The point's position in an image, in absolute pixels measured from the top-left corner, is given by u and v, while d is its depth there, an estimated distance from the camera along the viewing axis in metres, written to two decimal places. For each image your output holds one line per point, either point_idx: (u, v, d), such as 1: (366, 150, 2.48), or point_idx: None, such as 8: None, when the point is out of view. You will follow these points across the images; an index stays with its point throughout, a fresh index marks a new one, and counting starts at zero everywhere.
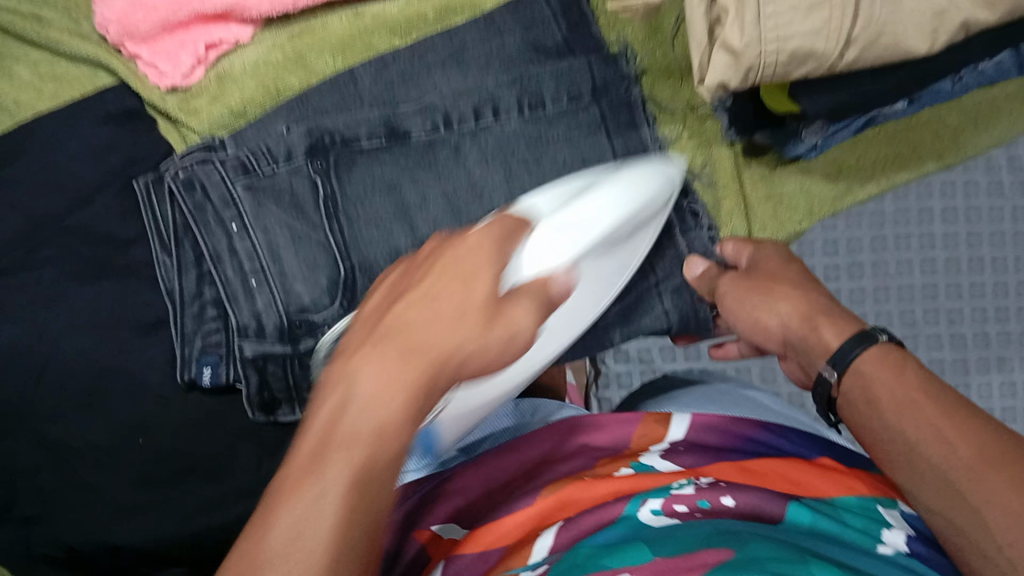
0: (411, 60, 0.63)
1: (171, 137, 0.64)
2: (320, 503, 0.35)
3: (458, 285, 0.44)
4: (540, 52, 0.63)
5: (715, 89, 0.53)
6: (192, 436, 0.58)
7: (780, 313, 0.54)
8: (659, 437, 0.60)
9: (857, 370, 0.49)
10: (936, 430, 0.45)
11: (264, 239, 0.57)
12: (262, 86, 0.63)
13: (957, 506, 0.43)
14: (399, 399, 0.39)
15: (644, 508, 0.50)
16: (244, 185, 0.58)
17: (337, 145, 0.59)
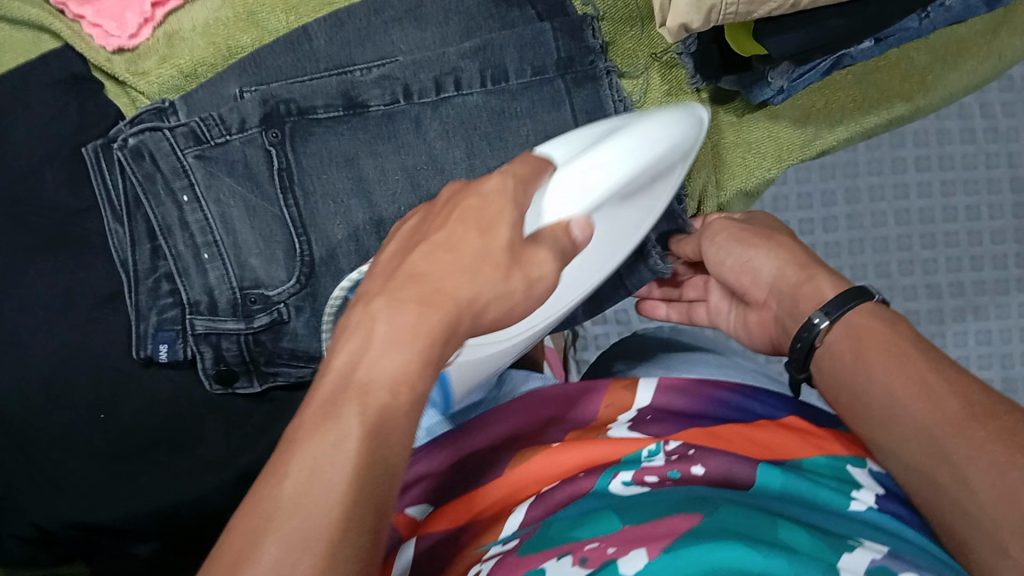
0: (366, 17, 0.60)
1: (121, 101, 0.61)
2: (339, 448, 0.34)
3: (476, 233, 0.40)
4: (500, 4, 0.61)
5: (677, 29, 0.51)
6: (157, 409, 0.57)
7: (766, 263, 0.55)
8: (626, 404, 0.59)
9: (846, 322, 0.50)
10: (919, 384, 0.45)
11: (217, 211, 0.56)
12: (213, 45, 0.60)
13: (937, 461, 0.43)
14: (413, 349, 0.36)
15: (614, 480, 0.50)
16: (195, 155, 0.56)
17: (292, 115, 0.57)
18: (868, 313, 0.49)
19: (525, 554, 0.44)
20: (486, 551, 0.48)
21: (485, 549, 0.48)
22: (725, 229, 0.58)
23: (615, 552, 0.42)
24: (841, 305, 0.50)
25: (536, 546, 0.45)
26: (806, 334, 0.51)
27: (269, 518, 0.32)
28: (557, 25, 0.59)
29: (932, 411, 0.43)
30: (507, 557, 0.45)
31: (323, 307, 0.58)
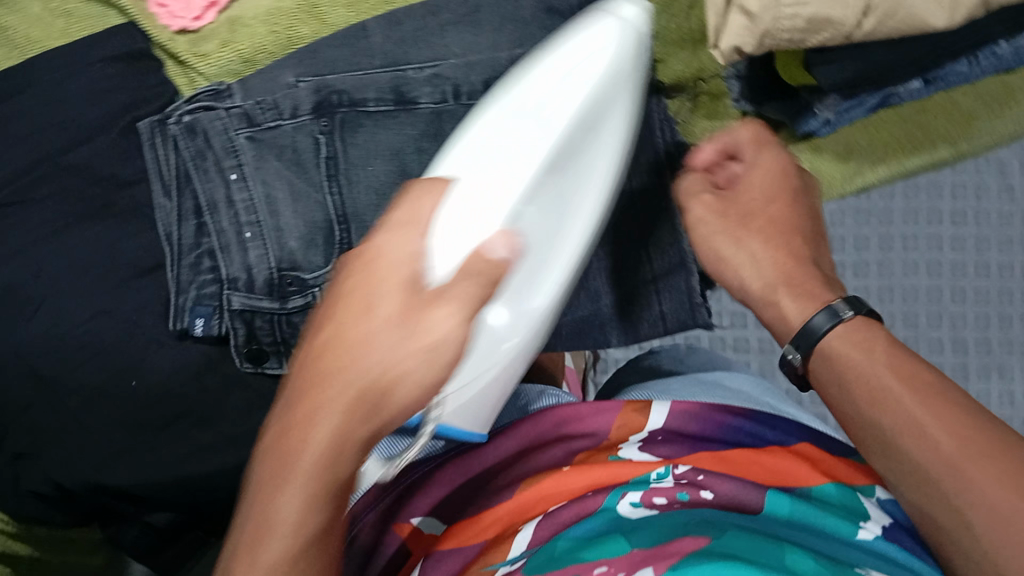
0: (423, 18, 0.60)
1: (180, 80, 0.63)
2: (262, 539, 0.38)
3: (363, 310, 0.39)
4: (555, 16, 0.61)
5: (730, 51, 0.53)
6: (183, 380, 0.58)
7: (750, 263, 0.53)
8: (637, 426, 0.58)
9: (822, 352, 0.48)
10: (935, 416, 0.43)
11: (263, 192, 0.57)
12: (273, 34, 0.61)
13: (951, 485, 0.42)
14: (326, 422, 0.38)
15: (622, 500, 0.50)
16: (246, 136, 0.57)
17: (344, 106, 0.59)
18: (859, 325, 0.48)
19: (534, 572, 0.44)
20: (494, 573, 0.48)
21: (493, 570, 0.48)
22: (716, 222, 0.54)
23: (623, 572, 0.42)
24: (834, 319, 0.48)
25: (545, 566, 0.45)
26: (807, 336, 0.48)
27: (284, 470, 0.38)
28: None
29: (950, 445, 0.43)
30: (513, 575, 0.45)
31: None
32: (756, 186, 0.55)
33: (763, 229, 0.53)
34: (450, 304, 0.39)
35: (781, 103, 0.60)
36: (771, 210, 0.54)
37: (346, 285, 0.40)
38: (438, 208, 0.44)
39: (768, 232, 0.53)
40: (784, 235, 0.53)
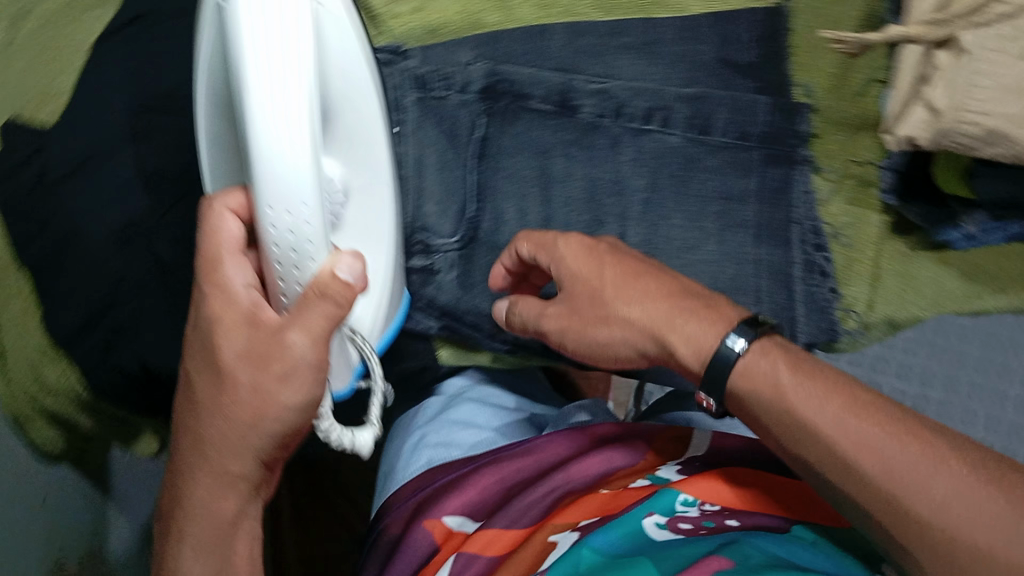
0: (603, 35, 0.62)
1: None
2: (183, 503, 0.50)
3: (233, 334, 0.44)
4: (728, 67, 0.61)
5: (902, 140, 0.54)
6: None
7: (621, 341, 0.50)
8: (672, 454, 0.59)
9: (744, 371, 0.45)
10: (818, 411, 0.42)
11: (415, 153, 0.60)
12: (462, 12, 0.62)
13: (905, 488, 0.39)
14: (215, 422, 0.46)
15: (647, 518, 0.51)
16: (415, 97, 0.61)
17: (509, 95, 0.61)
18: (766, 346, 0.45)
19: None
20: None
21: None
22: (573, 321, 0.52)
23: None
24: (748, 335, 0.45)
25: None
26: (716, 365, 0.45)
27: (196, 456, 0.48)
28: (772, 102, 0.61)
29: (860, 449, 0.41)
30: None
31: (473, 273, 0.62)
32: (611, 275, 0.50)
33: (640, 295, 0.49)
34: (302, 324, 0.42)
35: (925, 206, 0.60)
36: (613, 283, 0.50)
37: (206, 307, 0.44)
38: (242, 212, 0.44)
39: (625, 302, 0.49)
40: (621, 303, 0.49)
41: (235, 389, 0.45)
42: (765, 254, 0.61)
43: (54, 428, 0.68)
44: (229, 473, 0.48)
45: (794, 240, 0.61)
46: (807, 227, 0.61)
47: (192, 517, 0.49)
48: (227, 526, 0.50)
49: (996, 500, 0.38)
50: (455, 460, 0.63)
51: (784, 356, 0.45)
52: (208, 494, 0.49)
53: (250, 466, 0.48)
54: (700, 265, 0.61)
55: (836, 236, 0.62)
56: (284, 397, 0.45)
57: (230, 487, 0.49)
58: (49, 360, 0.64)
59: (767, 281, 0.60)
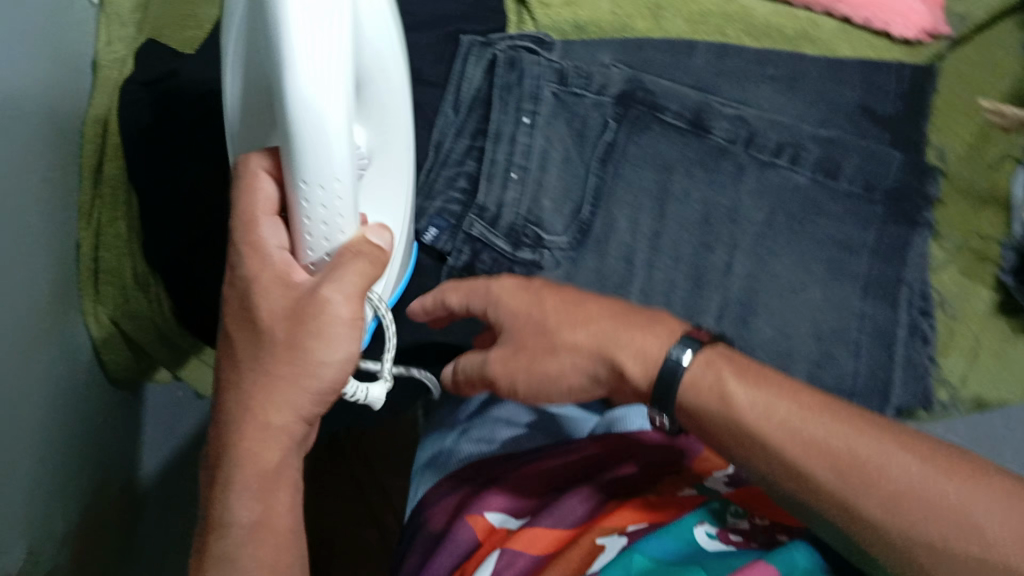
0: (750, 62, 0.62)
1: (511, 16, 0.66)
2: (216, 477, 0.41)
3: (275, 289, 0.40)
4: (868, 117, 0.61)
5: None
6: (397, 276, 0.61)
7: (570, 370, 0.43)
8: (717, 465, 0.56)
9: (691, 384, 0.41)
10: (768, 414, 0.40)
11: (542, 146, 0.59)
12: (614, 15, 0.63)
13: (861, 488, 0.37)
14: (258, 378, 0.39)
15: (698, 528, 0.48)
16: (552, 90, 0.60)
17: (644, 104, 0.61)
18: (713, 358, 0.41)
19: None
20: None
21: None
22: (511, 363, 0.44)
23: None
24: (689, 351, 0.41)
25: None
26: (664, 379, 0.41)
27: (242, 414, 0.40)
28: (905, 158, 0.60)
29: (810, 452, 0.38)
30: None
31: (577, 275, 0.60)
32: (552, 315, 0.44)
33: (584, 319, 0.43)
34: (338, 279, 0.39)
35: None
36: (556, 314, 0.44)
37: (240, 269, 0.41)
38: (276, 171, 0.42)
39: (570, 326, 0.43)
40: (566, 328, 0.43)
41: (273, 344, 0.39)
42: (870, 309, 0.60)
43: (128, 352, 0.71)
44: (273, 424, 0.39)
45: (901, 300, 0.61)
46: (916, 289, 0.61)
47: (239, 466, 0.40)
48: (267, 486, 0.40)
49: (950, 494, 0.36)
50: (494, 458, 0.60)
51: (729, 365, 0.41)
52: (246, 450, 0.39)
53: (294, 420, 0.40)
54: (803, 309, 0.60)
55: (943, 304, 0.62)
56: (322, 354, 0.39)
57: (275, 455, 0.40)
58: (134, 290, 0.67)
59: (868, 338, 0.60)
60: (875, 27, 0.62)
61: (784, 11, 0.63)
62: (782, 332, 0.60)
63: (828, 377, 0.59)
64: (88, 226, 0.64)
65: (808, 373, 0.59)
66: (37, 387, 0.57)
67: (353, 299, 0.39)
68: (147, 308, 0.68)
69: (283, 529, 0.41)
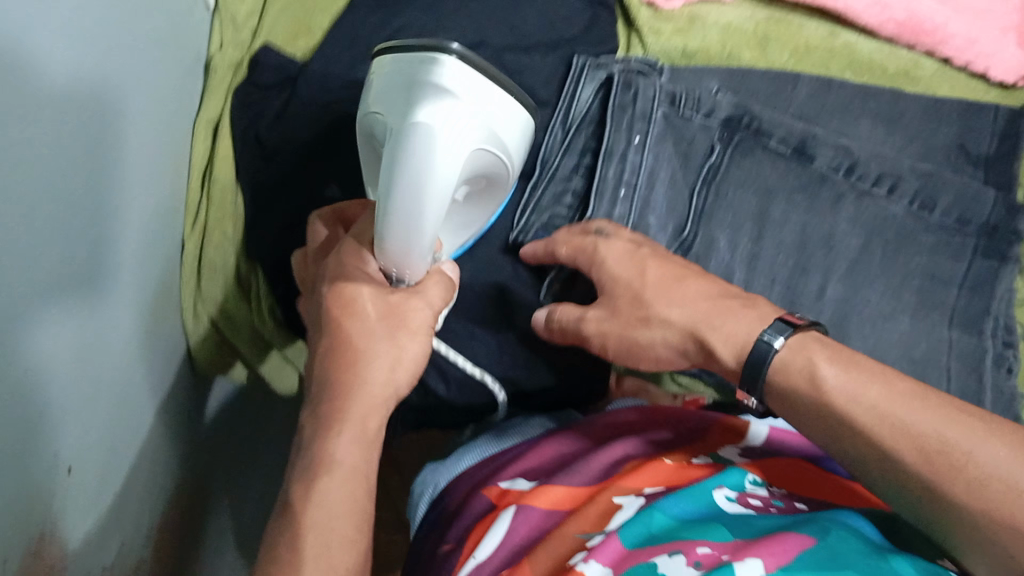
0: (850, 97, 0.65)
1: (619, 41, 0.69)
2: (314, 442, 0.45)
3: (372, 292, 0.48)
4: (962, 155, 0.64)
5: None
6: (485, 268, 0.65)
7: (662, 343, 0.50)
8: (735, 440, 0.58)
9: (782, 366, 0.44)
10: (858, 396, 0.41)
11: (651, 164, 0.62)
12: (722, 45, 0.66)
13: (944, 473, 0.38)
14: (355, 354, 0.46)
15: (718, 491, 0.48)
16: (663, 112, 0.63)
17: (748, 130, 0.63)
18: (804, 341, 0.44)
19: (632, 548, 0.43)
20: (589, 539, 0.46)
21: (588, 538, 0.47)
22: (613, 329, 0.51)
23: (732, 557, 0.39)
24: (782, 331, 0.45)
25: (645, 542, 0.43)
26: (753, 361, 0.45)
27: (341, 380, 0.46)
28: (999, 196, 0.62)
29: (895, 435, 0.40)
30: (609, 541, 0.43)
31: None
32: (652, 274, 0.51)
33: (679, 299, 0.49)
34: (423, 294, 0.49)
35: None
36: (656, 283, 0.51)
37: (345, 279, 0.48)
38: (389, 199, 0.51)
39: (664, 303, 0.50)
40: (661, 303, 0.50)
41: (375, 336, 0.47)
42: (958, 338, 0.62)
43: (217, 348, 0.72)
44: (376, 390, 0.46)
45: (989, 332, 0.63)
46: (1001, 324, 0.63)
47: (337, 422, 0.45)
48: (367, 448, 0.45)
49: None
50: (515, 446, 0.62)
51: (820, 349, 0.44)
52: (346, 410, 0.45)
53: (393, 391, 0.47)
54: (894, 335, 0.62)
55: None
56: (408, 348, 0.48)
57: (363, 419, 0.46)
58: (235, 296, 0.70)
59: (958, 365, 0.62)
60: (974, 69, 0.66)
61: (887, 50, 0.66)
62: (875, 356, 0.62)
63: None
64: (192, 223, 0.66)
65: None
66: (139, 355, 0.60)
67: (433, 308, 0.50)
68: (244, 317, 0.71)
69: (369, 483, 0.46)
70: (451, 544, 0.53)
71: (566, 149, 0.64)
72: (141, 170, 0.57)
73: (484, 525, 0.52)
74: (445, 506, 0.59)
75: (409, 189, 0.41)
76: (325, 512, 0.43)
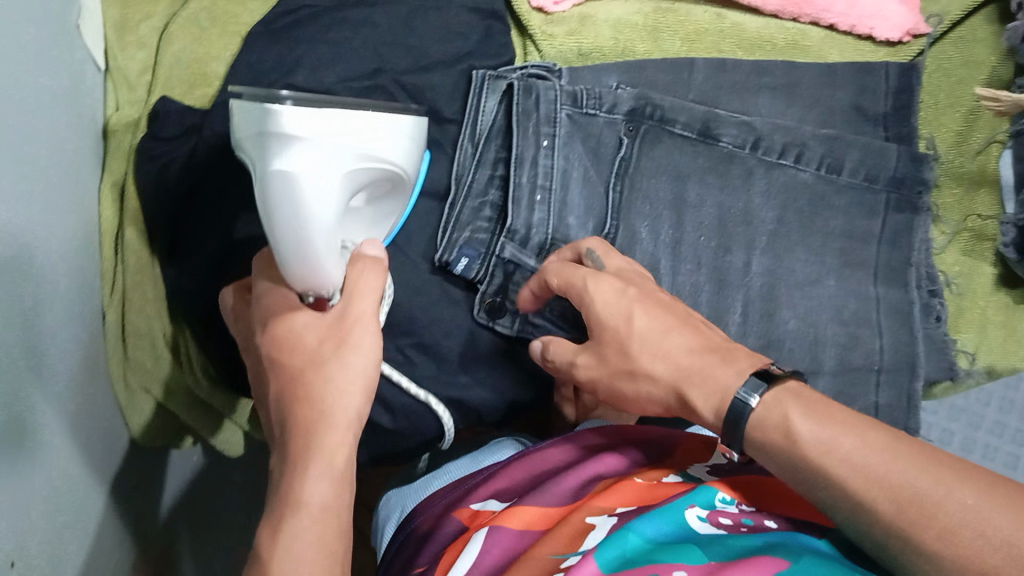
0: (747, 75, 0.66)
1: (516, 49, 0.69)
2: (287, 486, 0.43)
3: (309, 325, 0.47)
4: (860, 117, 0.66)
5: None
6: (413, 294, 0.63)
7: (647, 395, 0.50)
8: (700, 457, 0.59)
9: (757, 421, 0.43)
10: (832, 450, 0.40)
11: (562, 166, 0.63)
12: (615, 40, 0.67)
13: (916, 522, 0.37)
14: (304, 388, 0.46)
15: (689, 510, 0.48)
16: (567, 113, 0.63)
17: (653, 120, 0.64)
18: (779, 397, 0.43)
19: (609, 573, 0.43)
20: (564, 561, 0.46)
21: (562, 559, 0.46)
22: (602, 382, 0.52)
23: None
24: (757, 390, 0.43)
25: (622, 565, 0.43)
26: (730, 417, 0.44)
27: (299, 418, 0.45)
28: (902, 149, 0.64)
29: (866, 483, 0.39)
30: (586, 562, 0.43)
31: None
32: (639, 321, 0.50)
33: (660, 354, 0.48)
34: (362, 300, 0.48)
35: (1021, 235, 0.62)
36: (643, 333, 0.49)
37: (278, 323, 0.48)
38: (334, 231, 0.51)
39: (646, 361, 0.49)
40: (645, 358, 0.49)
41: (321, 361, 0.46)
42: (884, 293, 0.64)
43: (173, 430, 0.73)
44: (337, 418, 0.45)
45: (912, 283, 0.65)
46: (923, 273, 0.66)
47: (303, 459, 0.44)
48: (338, 483, 0.44)
49: (1003, 528, 0.35)
50: (489, 468, 0.63)
51: (795, 403, 0.43)
52: (307, 445, 0.44)
53: (354, 415, 0.46)
54: (823, 299, 0.63)
55: (949, 285, 0.67)
56: (358, 364, 0.47)
57: (330, 449, 0.44)
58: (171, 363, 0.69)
59: (887, 319, 0.63)
60: (858, 31, 0.67)
61: (773, 24, 0.68)
62: (806, 322, 0.63)
63: (856, 359, 0.62)
64: (111, 291, 0.65)
65: (837, 362, 0.62)
66: (65, 439, 0.58)
67: (372, 312, 0.48)
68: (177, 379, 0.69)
69: (343, 519, 0.44)
70: (423, 566, 0.54)
71: (478, 161, 0.64)
72: (56, 260, 0.57)
73: (457, 552, 0.52)
74: (410, 528, 0.60)
75: (284, 232, 0.43)
76: (291, 557, 0.41)
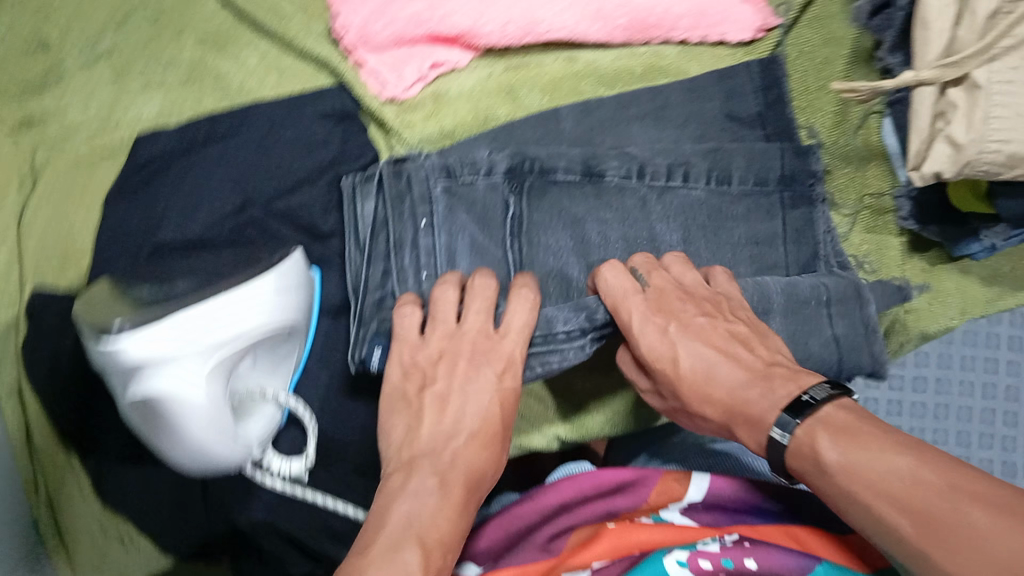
0: (615, 110, 0.66)
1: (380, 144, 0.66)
2: None
3: None
4: (736, 123, 0.66)
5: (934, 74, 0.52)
6: (337, 420, 0.62)
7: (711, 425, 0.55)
8: (676, 495, 0.58)
9: (795, 454, 0.49)
10: (858, 475, 0.45)
11: (446, 243, 0.59)
12: (473, 110, 0.66)
13: (929, 542, 0.41)
14: None
15: (668, 555, 0.50)
16: (442, 187, 0.59)
17: (534, 172, 0.61)
18: (810, 430, 0.48)
19: None
20: None
21: None
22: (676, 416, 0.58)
23: None
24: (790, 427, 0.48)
25: None
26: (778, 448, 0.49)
27: None
28: (787, 146, 0.64)
29: (888, 507, 0.43)
30: None
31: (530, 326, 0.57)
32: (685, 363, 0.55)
33: (706, 398, 0.54)
34: None
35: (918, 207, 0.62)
36: (689, 377, 0.55)
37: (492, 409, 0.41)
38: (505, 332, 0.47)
39: (698, 406, 0.55)
40: (696, 400, 0.55)
41: None
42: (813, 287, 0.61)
43: None
44: None
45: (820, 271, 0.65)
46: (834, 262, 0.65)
47: None
48: None
49: (1007, 549, 0.39)
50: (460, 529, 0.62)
51: (824, 429, 0.47)
52: None
53: None
54: None
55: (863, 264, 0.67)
56: None
57: None
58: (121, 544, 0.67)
59: None
60: (711, 40, 0.67)
61: (625, 53, 0.67)
62: None
63: None
64: (36, 492, 0.63)
65: None
66: None
67: None
68: (131, 561, 0.65)
69: None
70: None
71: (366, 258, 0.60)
72: None
73: None
74: None
75: (183, 470, 0.50)
76: None
